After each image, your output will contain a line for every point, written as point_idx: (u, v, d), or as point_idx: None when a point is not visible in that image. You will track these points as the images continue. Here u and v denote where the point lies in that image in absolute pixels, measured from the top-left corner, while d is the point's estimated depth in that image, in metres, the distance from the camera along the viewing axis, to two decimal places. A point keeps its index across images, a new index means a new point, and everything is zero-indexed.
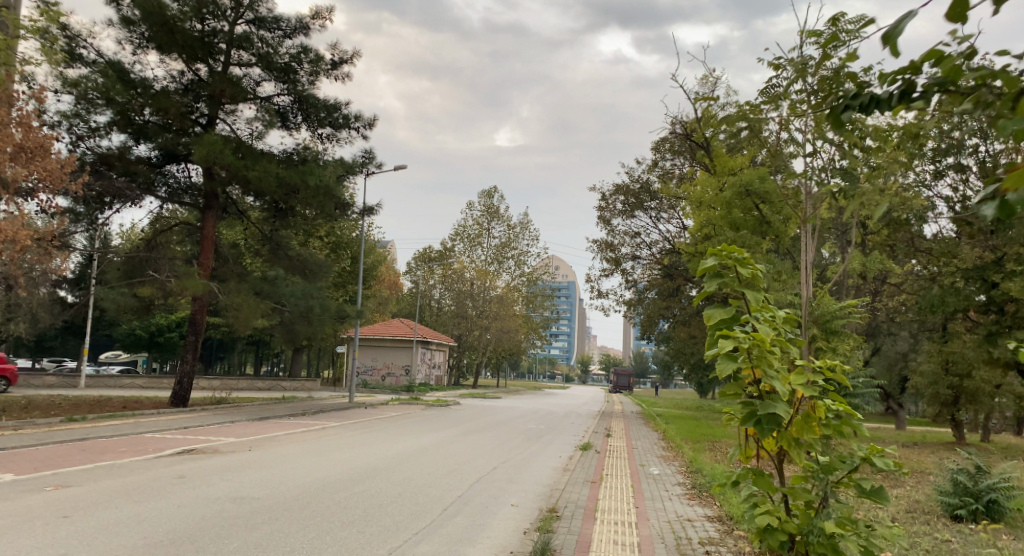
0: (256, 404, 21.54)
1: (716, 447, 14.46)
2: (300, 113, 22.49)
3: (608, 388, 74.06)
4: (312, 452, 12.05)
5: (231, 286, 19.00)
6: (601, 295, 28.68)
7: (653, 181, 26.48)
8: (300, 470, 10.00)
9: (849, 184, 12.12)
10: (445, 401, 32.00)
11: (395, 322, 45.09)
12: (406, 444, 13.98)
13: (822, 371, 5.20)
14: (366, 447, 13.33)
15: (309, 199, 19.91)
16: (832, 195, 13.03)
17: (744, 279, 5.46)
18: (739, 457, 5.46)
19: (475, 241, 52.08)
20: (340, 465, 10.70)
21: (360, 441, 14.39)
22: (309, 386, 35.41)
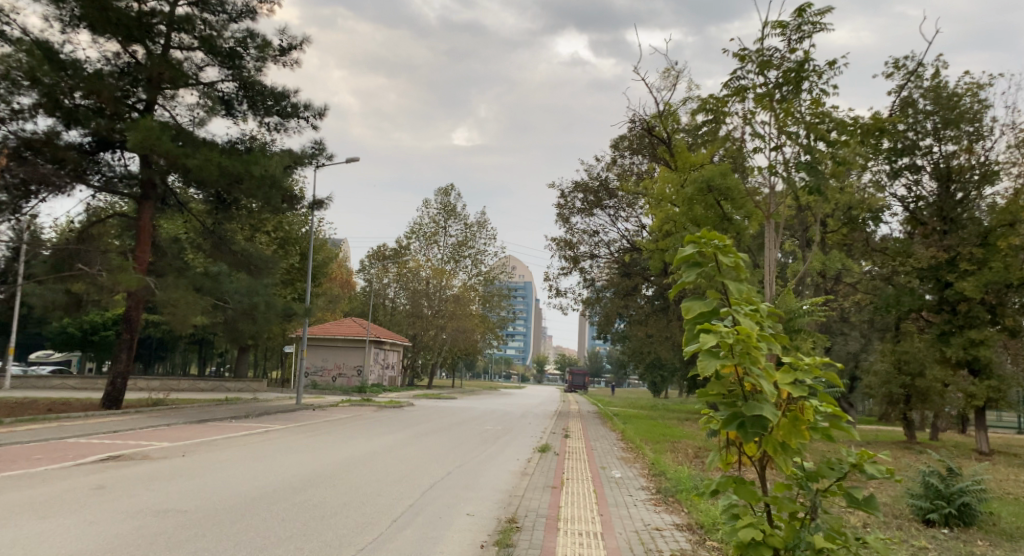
0: (195, 405, 20.43)
1: (677, 448, 14.01)
2: (245, 100, 21.73)
3: (565, 388, 73.76)
4: (253, 458, 11.22)
5: (169, 281, 18.01)
6: (559, 294, 28.18)
7: (612, 178, 26.12)
8: (236, 478, 9.18)
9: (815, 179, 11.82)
10: (397, 402, 31.16)
11: (347, 322, 44.02)
12: (355, 448, 13.22)
13: (811, 369, 4.68)
14: (311, 451, 12.54)
15: (254, 190, 18.98)
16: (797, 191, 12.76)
17: (727, 268, 4.93)
18: (719, 464, 4.93)
19: (430, 240, 51.24)
20: (282, 472, 9.92)
21: (306, 444, 13.58)
22: (256, 386, 34.20)
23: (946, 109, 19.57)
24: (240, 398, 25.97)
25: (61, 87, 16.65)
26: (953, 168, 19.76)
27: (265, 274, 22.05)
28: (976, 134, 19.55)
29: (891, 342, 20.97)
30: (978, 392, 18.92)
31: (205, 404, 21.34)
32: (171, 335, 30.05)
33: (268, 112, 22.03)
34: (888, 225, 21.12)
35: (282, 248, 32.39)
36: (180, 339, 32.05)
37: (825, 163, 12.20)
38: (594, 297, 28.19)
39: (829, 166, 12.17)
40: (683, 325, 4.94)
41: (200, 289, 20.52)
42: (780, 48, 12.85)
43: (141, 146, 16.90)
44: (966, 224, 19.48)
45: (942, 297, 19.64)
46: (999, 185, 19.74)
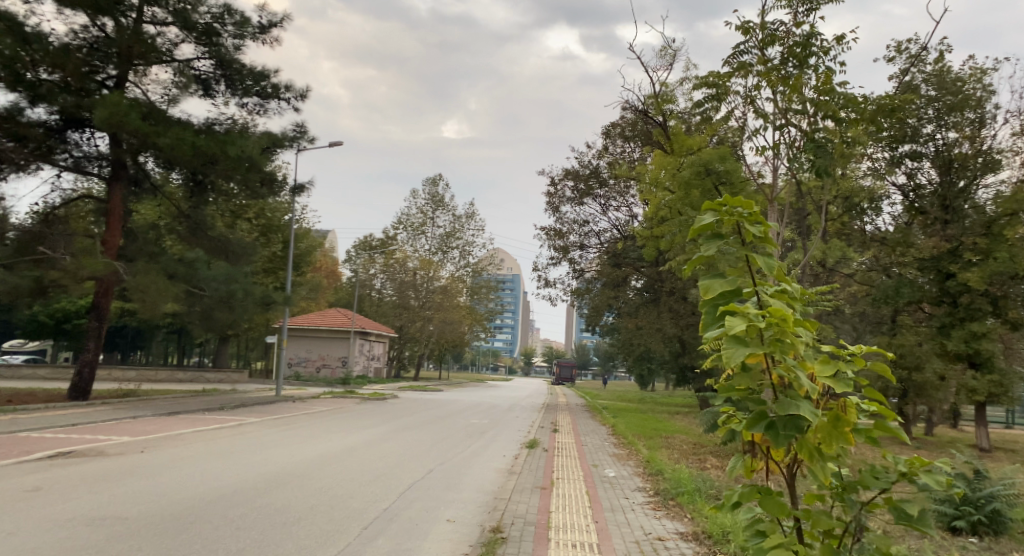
0: (168, 397, 19.57)
1: (671, 444, 13.32)
2: (224, 81, 20.97)
3: (552, 381, 73.22)
4: (219, 454, 10.46)
5: (140, 266, 17.18)
6: (548, 285, 27.45)
7: (603, 166, 25.38)
8: (194, 478, 8.39)
9: (822, 160, 11.13)
10: (381, 394, 30.40)
11: (332, 312, 43.15)
12: (331, 443, 12.48)
13: (855, 360, 4.00)
14: (284, 447, 11.81)
15: (230, 171, 18.13)
16: (801, 173, 12.04)
17: (756, 243, 4.22)
18: (743, 474, 4.22)
19: (418, 230, 50.40)
20: (247, 471, 9.14)
21: (281, 439, 12.84)
22: (235, 377, 33.41)
23: (950, 94, 18.90)
24: (217, 389, 25.09)
25: (23, 61, 15.70)
26: (955, 156, 19.14)
27: (243, 261, 21.18)
28: (979, 121, 18.92)
29: (890, 334, 20.40)
30: (979, 387, 18.34)
31: (180, 396, 20.51)
32: (147, 324, 29.12)
33: (247, 93, 21.29)
34: (888, 215, 20.49)
35: (263, 236, 31.48)
36: (158, 328, 31.13)
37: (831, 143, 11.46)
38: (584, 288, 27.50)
39: (836, 146, 11.46)
40: (700, 307, 4.24)
41: (173, 276, 19.64)
42: (786, 22, 12.12)
43: (108, 123, 15.98)
44: (968, 214, 18.88)
45: (944, 289, 18.90)
46: (1002, 174, 19.16)
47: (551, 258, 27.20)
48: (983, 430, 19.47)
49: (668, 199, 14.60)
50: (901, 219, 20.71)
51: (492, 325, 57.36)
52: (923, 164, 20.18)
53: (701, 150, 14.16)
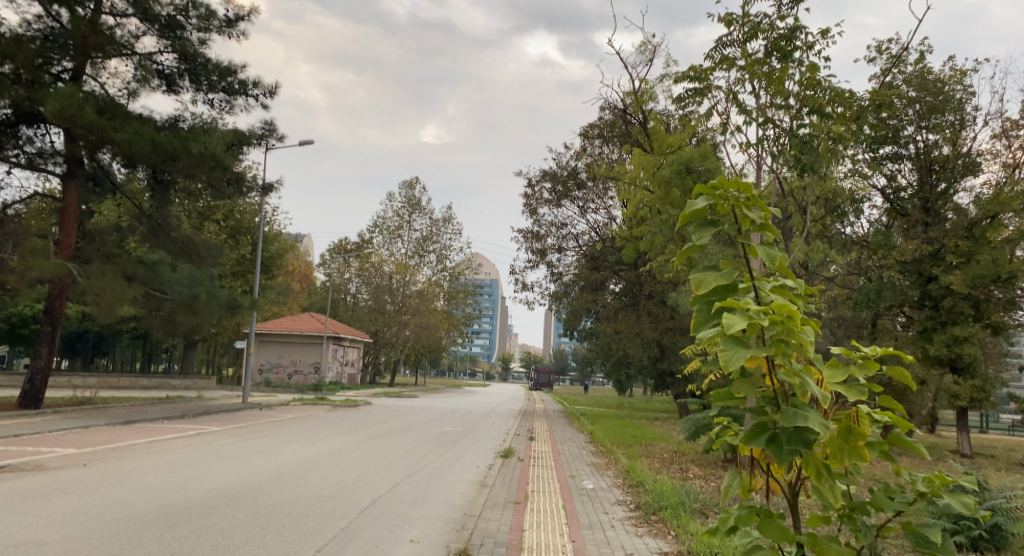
0: (127, 404, 18.73)
1: (650, 453, 12.79)
2: (188, 76, 20.23)
3: (529, 386, 72.64)
4: (170, 467, 9.81)
5: (95, 267, 16.35)
6: (525, 288, 26.89)
7: (581, 167, 24.88)
8: (136, 496, 7.74)
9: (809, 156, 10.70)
10: (354, 400, 29.62)
11: (304, 317, 42.25)
12: (294, 453, 11.86)
13: (869, 363, 3.43)
14: (243, 458, 11.18)
15: (192, 170, 17.38)
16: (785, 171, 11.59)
17: (755, 230, 3.68)
18: (739, 494, 3.65)
19: (394, 233, 49.63)
20: (197, 487, 8.49)
21: (241, 449, 12.19)
22: (203, 384, 32.47)
23: (931, 95, 18.61)
24: (181, 396, 24.17)
25: None
26: (935, 158, 18.90)
27: (208, 263, 20.39)
28: (960, 123, 18.67)
29: (871, 339, 20.08)
30: (962, 392, 18.04)
31: (140, 404, 19.64)
32: (110, 329, 28.15)
33: (213, 89, 20.57)
34: (869, 217, 20.19)
35: (231, 238, 30.60)
36: (122, 332, 30.14)
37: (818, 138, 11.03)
38: (561, 291, 26.96)
39: (822, 143, 11.01)
40: (691, 303, 3.69)
41: (132, 278, 18.79)
42: (770, 14, 11.67)
43: (61, 117, 15.18)
44: (949, 217, 18.60)
45: (925, 292, 18.60)
46: (982, 177, 18.92)
47: (529, 260, 26.65)
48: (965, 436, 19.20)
49: (647, 198, 14.08)
50: (882, 222, 20.42)
51: (469, 330, 56.68)
52: (904, 166, 19.92)
53: (682, 148, 13.69)
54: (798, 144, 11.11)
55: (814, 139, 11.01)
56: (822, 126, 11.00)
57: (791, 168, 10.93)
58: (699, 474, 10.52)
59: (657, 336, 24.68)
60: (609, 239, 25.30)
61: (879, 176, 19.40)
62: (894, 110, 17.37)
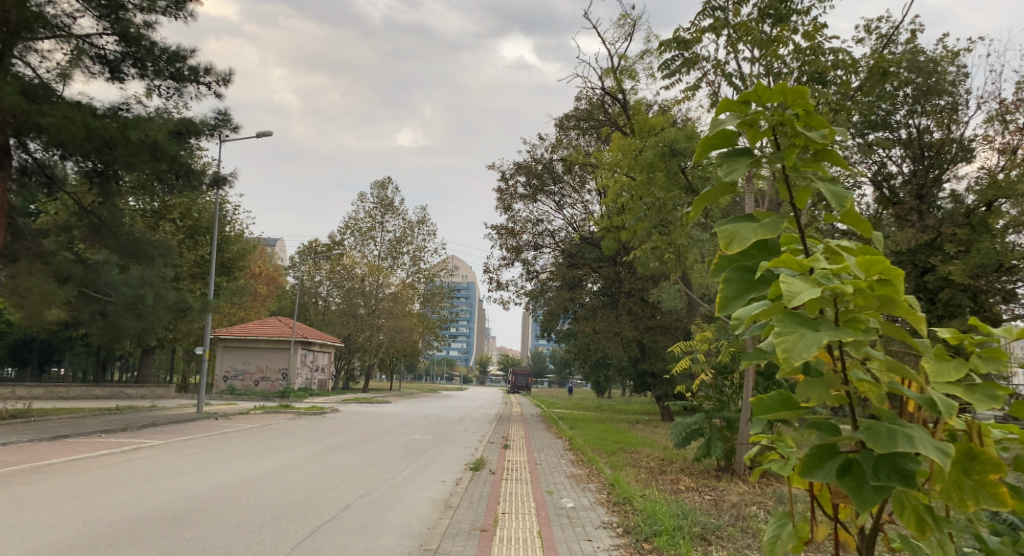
0: (65, 417, 17.26)
1: (635, 461, 11.59)
2: (133, 61, 18.83)
3: (508, 390, 71.20)
4: (73, 501, 8.62)
5: (22, 266, 14.97)
6: (500, 287, 25.65)
7: (556, 160, 23.74)
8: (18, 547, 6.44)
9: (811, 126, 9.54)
10: (320, 407, 28.24)
11: (271, 321, 40.67)
12: (236, 471, 10.63)
13: (997, 358, 2.26)
14: (170, 481, 9.98)
15: (131, 159, 15.92)
16: None
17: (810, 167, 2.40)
18: (790, 550, 2.43)
19: (366, 235, 48.15)
20: (102, 530, 7.21)
21: (175, 468, 10.99)
22: (162, 392, 30.94)
23: (923, 76, 17.56)
24: (133, 407, 22.60)
25: None
26: (929, 144, 17.96)
27: (157, 263, 18.99)
28: (953, 107, 17.73)
29: None
30: None
31: (81, 414, 18.23)
32: (57, 335, 26.55)
33: (159, 75, 19.17)
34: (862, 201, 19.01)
35: (189, 239, 29.02)
36: (72, 338, 28.52)
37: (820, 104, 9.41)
38: (537, 289, 25.52)
39: (824, 114, 9.85)
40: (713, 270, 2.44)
41: (68, 278, 17.58)
42: None
43: None
44: (944, 206, 17.63)
45: (920, 284, 17.56)
46: (976, 163, 17.99)
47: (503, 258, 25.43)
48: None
49: (627, 183, 12.87)
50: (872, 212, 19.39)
51: (446, 333, 55.24)
52: (895, 153, 18.95)
53: (664, 128, 12.57)
54: None
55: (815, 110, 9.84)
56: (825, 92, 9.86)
57: None
58: (690, 488, 9.35)
59: (637, 335, 23.60)
60: (587, 234, 24.15)
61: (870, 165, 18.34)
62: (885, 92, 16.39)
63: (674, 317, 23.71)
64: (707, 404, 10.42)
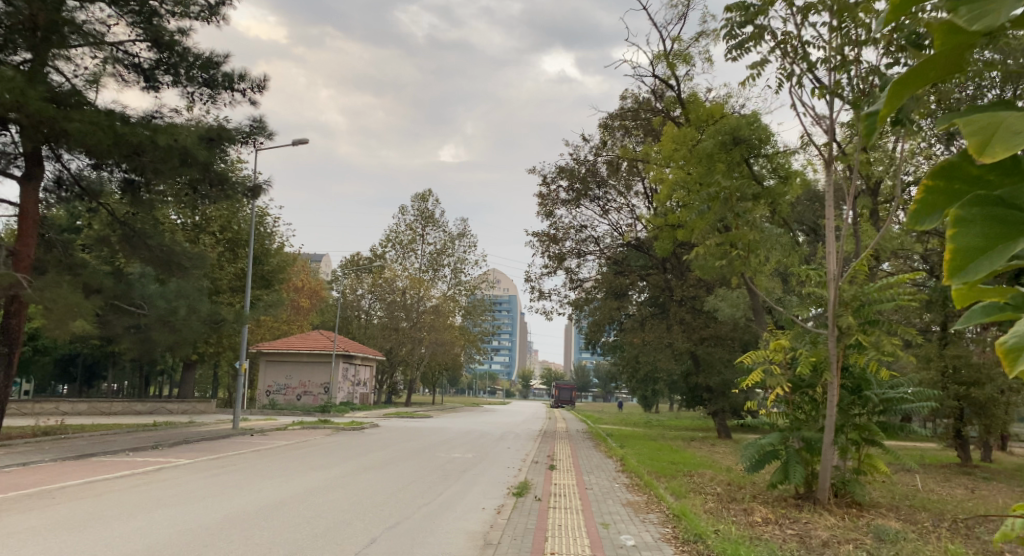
0: (96, 434, 16.66)
1: (698, 485, 10.43)
2: (168, 67, 18.23)
3: (551, 403, 70.09)
4: (73, 532, 7.81)
5: (50, 277, 14.49)
6: (542, 297, 24.58)
7: (601, 163, 22.60)
8: None
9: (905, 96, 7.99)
10: (360, 422, 27.48)
11: (313, 334, 40.24)
12: (258, 497, 9.77)
13: None
14: (183, 511, 9.12)
15: (159, 165, 15.38)
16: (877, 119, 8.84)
17: None
18: None
19: (407, 247, 47.57)
20: None
21: (193, 497, 10.16)
22: (203, 407, 30.54)
23: None
24: (171, 423, 22.04)
25: None
26: None
27: (192, 275, 18.43)
28: None
29: (935, 345, 17.65)
30: None
31: (114, 431, 17.64)
32: (97, 350, 26.28)
33: (192, 81, 18.53)
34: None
35: (229, 251, 28.63)
36: (113, 353, 28.27)
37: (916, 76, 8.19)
38: (582, 298, 24.01)
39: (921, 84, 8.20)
40: (921, 216, 1.36)
41: (99, 290, 17.10)
42: None
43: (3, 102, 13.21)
44: None
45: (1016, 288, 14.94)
46: None
47: (546, 267, 24.34)
48: (968, 445, 17.97)
49: (682, 178, 11.75)
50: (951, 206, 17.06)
51: (488, 345, 54.38)
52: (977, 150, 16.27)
53: (724, 119, 11.43)
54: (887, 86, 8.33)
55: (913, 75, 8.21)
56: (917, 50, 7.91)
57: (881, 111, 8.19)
58: (768, 522, 8.22)
59: (690, 347, 22.35)
60: (635, 240, 22.96)
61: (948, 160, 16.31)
62: None
63: (729, 328, 22.36)
64: (781, 422, 9.53)
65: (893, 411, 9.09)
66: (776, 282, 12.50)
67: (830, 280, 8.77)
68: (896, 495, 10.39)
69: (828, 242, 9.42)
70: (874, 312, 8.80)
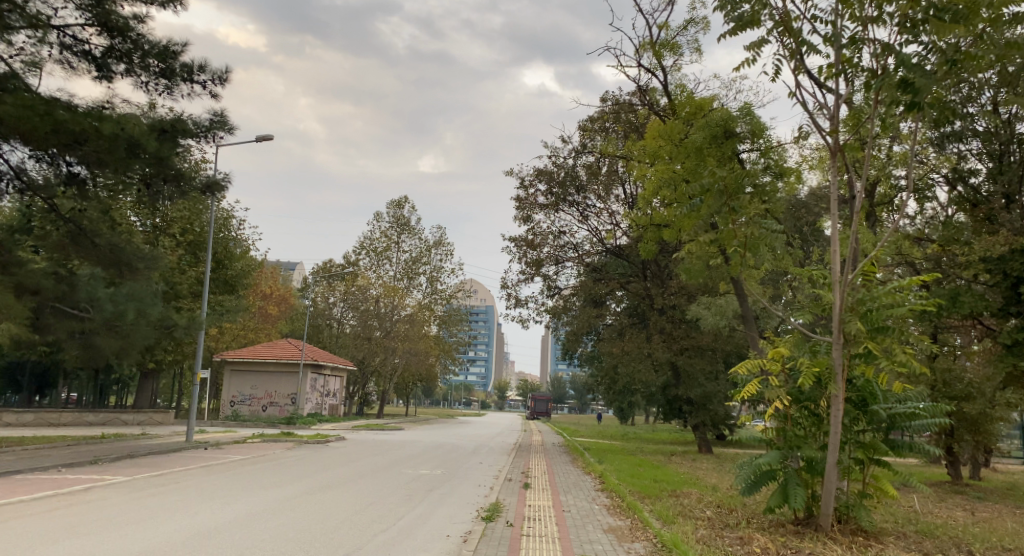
0: (30, 447, 15.35)
1: (687, 508, 9.52)
2: (121, 55, 16.96)
3: (525, 416, 68.65)
4: None
5: None
6: (519, 304, 23.63)
7: (580, 166, 21.72)
8: None
9: (924, 74, 7.14)
10: (325, 435, 26.20)
11: (280, 343, 38.83)
12: (187, 527, 8.68)
13: None
14: (96, 541, 8.05)
15: (103, 155, 14.19)
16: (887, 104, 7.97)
17: None
18: None
19: (381, 255, 46.34)
20: None
21: (117, 523, 9.04)
22: (160, 418, 29.09)
23: None
24: (121, 435, 20.67)
25: None
26: None
27: (143, 277, 17.21)
28: None
29: (925, 358, 16.96)
30: None
31: (53, 444, 16.32)
32: (44, 357, 24.79)
33: (147, 71, 17.28)
34: (934, 202, 16.57)
35: (190, 255, 27.29)
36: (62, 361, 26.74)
37: (929, 57, 7.34)
38: (559, 306, 22.99)
39: (940, 62, 7.35)
40: None
41: (37, 292, 15.86)
42: None
43: None
44: None
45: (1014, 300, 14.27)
46: None
47: (522, 273, 23.38)
48: (958, 462, 17.22)
49: (670, 174, 10.88)
50: (949, 212, 16.24)
51: (463, 355, 53.16)
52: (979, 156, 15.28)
53: (716, 111, 10.60)
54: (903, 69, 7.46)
55: (931, 55, 7.36)
56: (937, 25, 7.08)
57: (894, 92, 7.32)
58: (769, 553, 7.30)
59: (669, 357, 21.16)
60: (615, 247, 22.07)
61: (952, 169, 15.46)
62: (974, 80, 13.86)
63: (710, 338, 21.38)
64: (778, 440, 8.67)
65: (901, 429, 8.29)
66: (768, 288, 11.65)
67: (835, 284, 7.96)
68: (898, 519, 9.54)
69: (831, 242, 8.66)
70: (883, 320, 8.03)
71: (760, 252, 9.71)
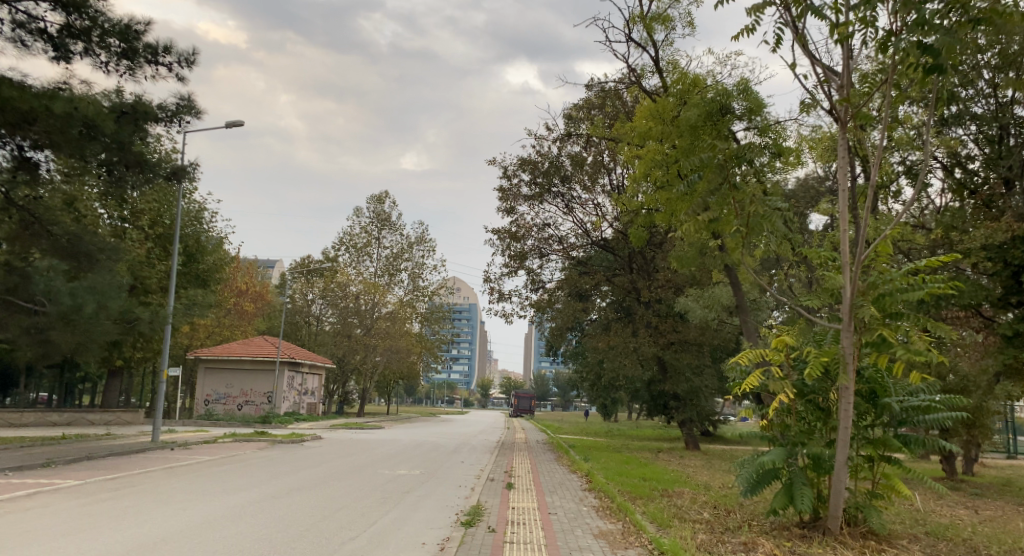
0: None
1: (684, 510, 8.85)
2: (78, 33, 16.04)
3: (509, 413, 67.82)
4: None
5: None
6: (502, 298, 22.92)
7: (565, 155, 20.99)
8: None
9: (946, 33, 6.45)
10: (300, 434, 25.30)
11: (257, 340, 37.79)
12: (129, 538, 7.86)
13: None
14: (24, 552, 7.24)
15: (54, 136, 13.32)
16: (901, 70, 7.31)
17: None
18: None
19: (361, 251, 45.33)
20: None
21: (54, 530, 8.19)
22: (128, 418, 28.07)
23: None
24: (84, 435, 19.72)
25: None
26: None
27: (103, 270, 16.30)
28: None
29: None
30: None
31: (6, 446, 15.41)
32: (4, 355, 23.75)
33: (107, 50, 16.39)
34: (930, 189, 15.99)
35: (159, 248, 26.31)
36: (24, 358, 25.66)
37: (949, 13, 6.72)
38: (543, 300, 22.25)
39: (962, 21, 6.69)
40: None
41: None
42: None
43: None
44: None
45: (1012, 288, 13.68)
46: None
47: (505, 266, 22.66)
48: (953, 458, 16.72)
49: (662, 154, 10.21)
50: (944, 199, 15.65)
51: (446, 353, 52.26)
52: (976, 138, 14.68)
53: (711, 88, 9.94)
54: (918, 29, 6.80)
55: (950, 13, 6.69)
56: None
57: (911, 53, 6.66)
58: None
59: (656, 352, 20.47)
60: (601, 239, 21.37)
61: (950, 154, 14.86)
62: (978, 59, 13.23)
63: (697, 331, 20.73)
64: (784, 437, 8.00)
65: (913, 423, 7.65)
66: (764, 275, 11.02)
67: (846, 267, 7.31)
68: (907, 520, 8.94)
69: (839, 223, 8.01)
70: (896, 305, 7.42)
71: (760, 237, 9.04)
